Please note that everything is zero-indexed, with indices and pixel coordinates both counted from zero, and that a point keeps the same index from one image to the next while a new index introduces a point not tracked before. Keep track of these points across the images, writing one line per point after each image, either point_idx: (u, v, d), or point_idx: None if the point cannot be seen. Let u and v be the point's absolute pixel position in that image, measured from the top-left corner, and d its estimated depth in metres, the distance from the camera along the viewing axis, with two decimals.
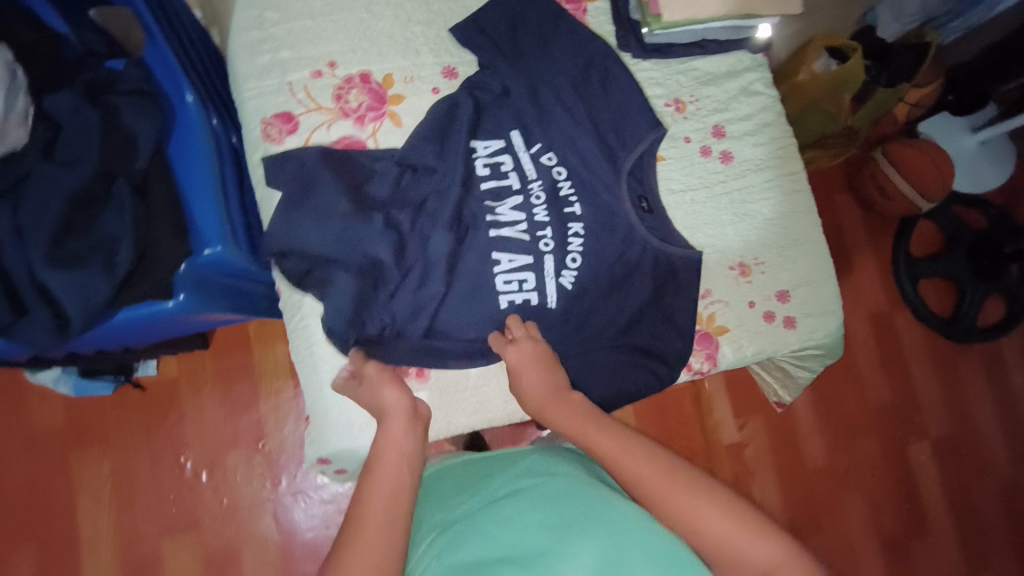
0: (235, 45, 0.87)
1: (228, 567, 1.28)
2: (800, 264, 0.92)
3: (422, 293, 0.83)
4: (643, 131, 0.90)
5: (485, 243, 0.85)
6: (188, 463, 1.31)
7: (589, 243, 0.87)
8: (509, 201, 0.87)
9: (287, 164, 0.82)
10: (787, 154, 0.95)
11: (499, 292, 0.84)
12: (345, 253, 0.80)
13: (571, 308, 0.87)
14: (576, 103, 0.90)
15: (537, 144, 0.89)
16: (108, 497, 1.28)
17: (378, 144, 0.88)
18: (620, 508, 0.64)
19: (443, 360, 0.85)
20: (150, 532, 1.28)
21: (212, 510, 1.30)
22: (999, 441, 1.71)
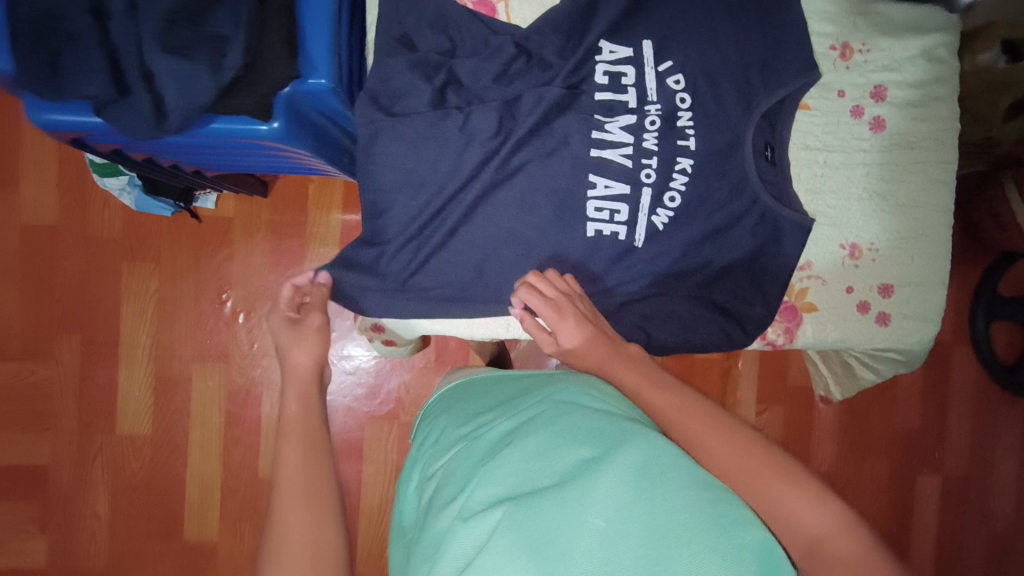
0: None
1: (248, 403, 1.35)
2: (918, 261, 0.84)
3: (510, 190, 0.77)
4: (790, 75, 0.79)
5: (585, 162, 0.76)
6: (228, 299, 1.34)
7: (695, 184, 0.78)
8: (620, 119, 0.77)
9: (390, 25, 0.75)
10: (939, 144, 0.83)
11: (588, 219, 0.77)
12: (421, 149, 0.75)
13: (657, 252, 0.80)
14: (727, 23, 0.79)
15: (667, 62, 0.77)
16: (151, 311, 1.33)
17: (508, 14, 0.78)
18: (658, 441, 0.55)
19: (509, 267, 0.79)
20: (182, 352, 1.33)
21: (242, 348, 1.35)
22: (1012, 500, 1.66)
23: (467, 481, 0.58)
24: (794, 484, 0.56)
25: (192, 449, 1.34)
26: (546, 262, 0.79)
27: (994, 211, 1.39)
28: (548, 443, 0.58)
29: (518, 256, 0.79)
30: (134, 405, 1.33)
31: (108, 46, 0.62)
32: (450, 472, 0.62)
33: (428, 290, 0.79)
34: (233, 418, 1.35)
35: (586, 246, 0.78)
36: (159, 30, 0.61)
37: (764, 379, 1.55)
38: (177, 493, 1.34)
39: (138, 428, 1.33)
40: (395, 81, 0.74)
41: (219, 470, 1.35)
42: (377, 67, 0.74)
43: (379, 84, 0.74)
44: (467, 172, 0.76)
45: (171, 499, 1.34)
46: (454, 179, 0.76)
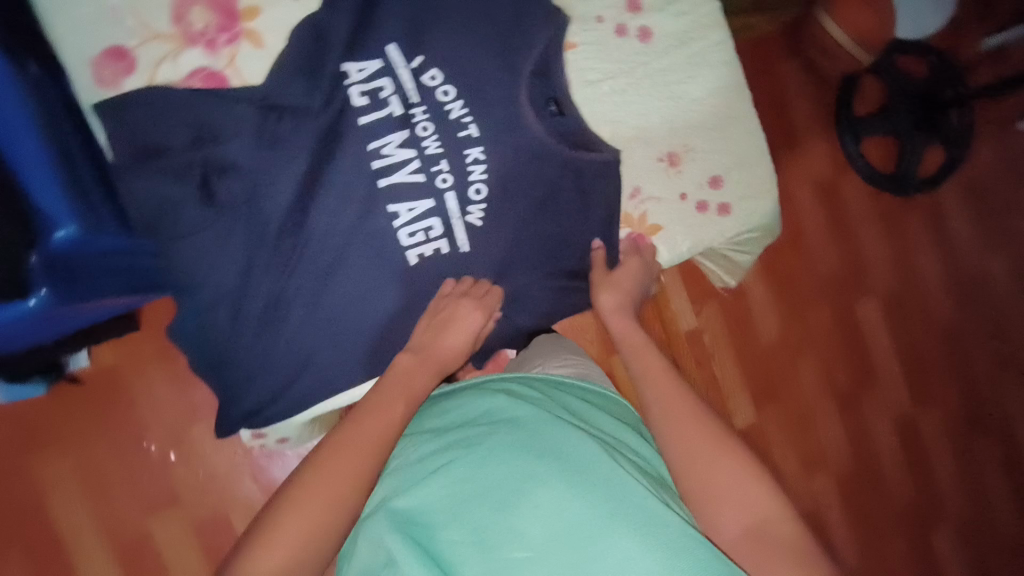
0: None
1: (221, 532, 1.27)
2: (733, 145, 0.86)
3: (320, 254, 0.73)
4: (539, 28, 0.78)
5: (378, 194, 0.73)
6: (152, 447, 1.26)
7: (495, 170, 0.77)
8: (393, 137, 0.74)
9: (128, 138, 0.70)
10: (702, 31, 0.85)
11: (406, 247, 0.75)
12: (205, 252, 0.71)
13: (487, 248, 0.78)
14: (463, 7, 0.77)
15: (418, 58, 0.75)
16: (80, 490, 1.23)
17: (241, 73, 0.72)
18: (596, 455, 0.61)
19: (359, 325, 0.75)
20: (129, 514, 1.24)
21: (189, 485, 1.27)
22: (941, 290, 1.77)
23: (413, 495, 0.60)
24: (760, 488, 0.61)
25: None
26: (385, 305, 0.76)
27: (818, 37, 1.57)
28: (494, 469, 0.60)
29: (363, 310, 0.75)
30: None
31: None
32: (389, 491, 0.62)
33: (290, 379, 0.75)
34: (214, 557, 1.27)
35: (417, 271, 0.76)
36: None
37: (689, 284, 1.58)
38: None
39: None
40: (158, 197, 0.70)
41: None
42: (129, 186, 0.70)
43: (143, 205, 0.70)
44: (263, 258, 0.72)
45: None
46: (258, 264, 0.72)
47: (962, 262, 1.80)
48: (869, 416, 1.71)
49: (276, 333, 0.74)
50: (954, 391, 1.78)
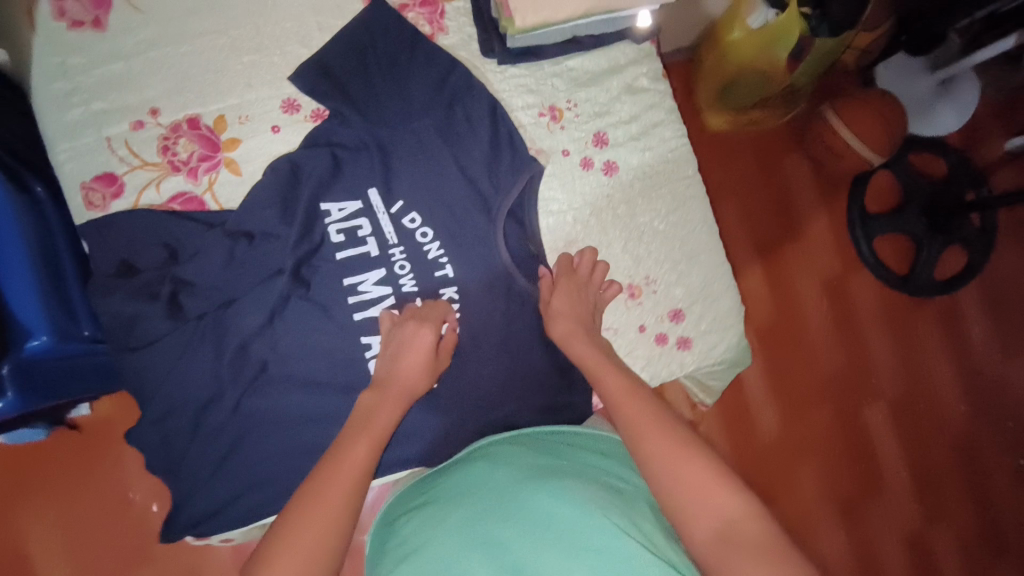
0: (40, 100, 0.75)
1: None
2: (695, 278, 0.86)
3: (289, 378, 0.76)
4: (516, 169, 0.80)
5: (349, 329, 0.76)
6: (133, 497, 1.18)
7: (466, 309, 0.79)
8: (372, 275, 0.77)
9: (106, 256, 0.75)
10: (678, 176, 0.87)
11: None
12: (178, 373, 0.74)
13: (455, 385, 0.79)
14: (440, 148, 0.79)
15: (398, 202, 0.78)
16: (62, 542, 1.15)
17: (217, 199, 0.78)
18: (573, 508, 0.58)
19: (315, 453, 0.77)
20: (105, 565, 1.16)
21: (162, 543, 1.17)
22: (958, 395, 1.59)
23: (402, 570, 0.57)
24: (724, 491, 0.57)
25: None
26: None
27: (827, 144, 1.47)
28: (466, 540, 0.57)
29: (322, 433, 0.77)
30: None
31: None
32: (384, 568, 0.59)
33: (239, 490, 0.76)
34: None
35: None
36: None
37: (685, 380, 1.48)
38: None
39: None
40: (125, 311, 0.73)
41: None
42: (99, 304, 0.73)
43: (110, 319, 0.73)
44: (236, 379, 0.75)
45: None
46: (229, 385, 0.75)
47: (983, 368, 1.62)
48: (877, 533, 1.51)
49: (238, 450, 0.76)
50: (973, 513, 1.56)
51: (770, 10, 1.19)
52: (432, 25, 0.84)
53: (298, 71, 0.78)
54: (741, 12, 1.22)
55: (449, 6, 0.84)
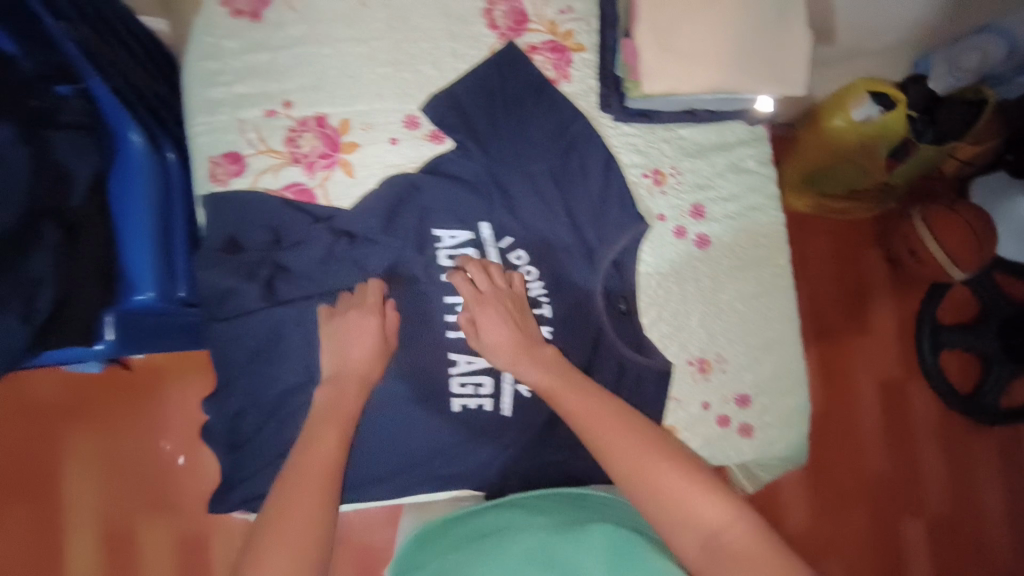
0: (189, 74, 0.80)
1: (200, 551, 1.20)
2: (767, 367, 0.85)
3: None
4: (626, 224, 0.82)
5: (442, 345, 0.82)
6: (166, 446, 1.23)
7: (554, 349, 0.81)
8: None
9: (216, 230, 0.79)
10: (769, 261, 0.87)
11: (453, 395, 0.82)
12: (267, 351, 0.79)
13: (525, 420, 0.84)
14: (552, 191, 0.83)
15: (507, 238, 0.83)
16: (95, 472, 1.20)
17: (327, 196, 0.82)
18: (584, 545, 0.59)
19: (379, 454, 0.81)
20: (127, 503, 1.20)
21: (185, 495, 1.21)
22: (1007, 532, 1.45)
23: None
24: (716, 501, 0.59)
25: None
26: (412, 439, 0.82)
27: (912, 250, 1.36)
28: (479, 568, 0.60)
29: (386, 436, 0.81)
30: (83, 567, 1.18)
31: None
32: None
33: None
34: (190, 572, 1.20)
35: (456, 424, 0.82)
36: None
37: None
38: None
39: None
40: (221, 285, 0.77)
41: None
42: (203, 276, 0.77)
43: (207, 290, 0.78)
44: (319, 370, 0.80)
45: None
46: (319, 372, 0.80)
47: None
48: None
49: (309, 438, 0.80)
50: None
51: (877, 106, 1.13)
52: (557, 71, 0.86)
53: (429, 100, 0.83)
54: (844, 103, 1.15)
55: (577, 56, 0.87)
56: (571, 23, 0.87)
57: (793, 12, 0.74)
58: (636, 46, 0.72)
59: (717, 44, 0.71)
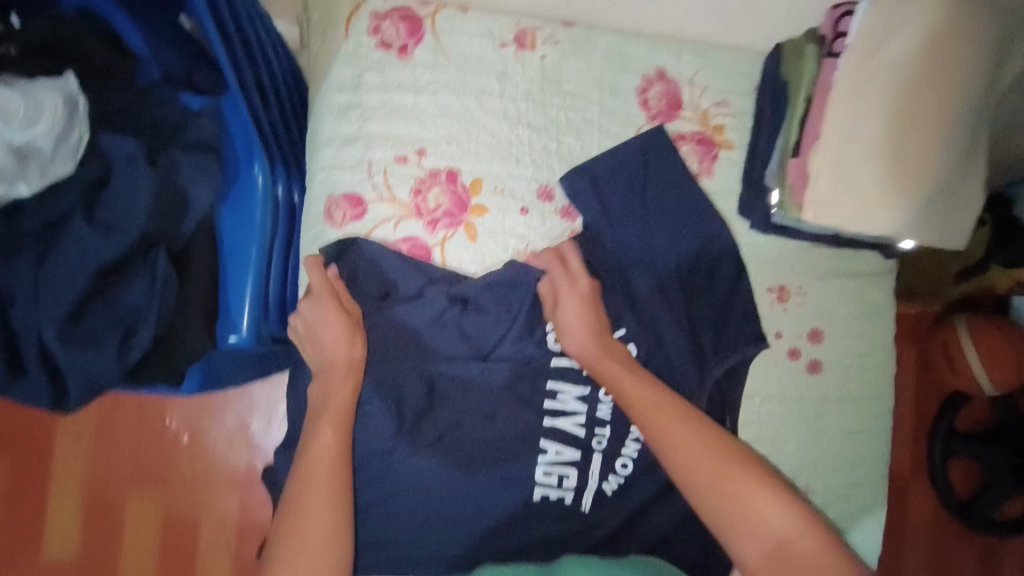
0: (324, 102, 0.75)
1: (186, 551, 1.05)
2: (853, 507, 0.83)
3: (457, 456, 0.76)
4: (744, 342, 0.79)
5: (537, 429, 0.79)
6: (170, 420, 1.06)
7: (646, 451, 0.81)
8: (575, 388, 0.80)
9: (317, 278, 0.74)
10: (873, 399, 0.85)
11: (536, 483, 0.78)
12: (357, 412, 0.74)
13: (604, 523, 0.79)
14: (675, 292, 0.79)
15: (621, 329, 0.78)
16: (89, 443, 1.05)
17: (445, 256, 0.77)
18: None
19: (456, 535, 0.76)
20: (118, 473, 1.04)
21: (185, 484, 1.06)
22: None
23: None
24: (769, 504, 0.63)
25: None
26: (490, 523, 0.77)
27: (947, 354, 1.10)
28: None
29: (465, 517, 0.76)
30: (61, 532, 1.03)
31: (9, 331, 0.59)
32: None
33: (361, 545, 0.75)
34: (172, 575, 1.05)
35: (535, 516, 0.78)
36: (59, 316, 0.59)
37: None
38: None
39: (63, 554, 1.03)
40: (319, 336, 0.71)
41: None
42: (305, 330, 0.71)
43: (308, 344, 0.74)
44: (407, 440, 0.75)
45: None
46: (404, 442, 0.74)
47: None
48: None
49: (384, 507, 0.75)
50: None
51: None
52: (701, 165, 0.82)
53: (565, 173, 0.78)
54: None
55: (723, 153, 0.82)
56: (724, 117, 0.82)
57: (971, 173, 0.72)
58: (809, 171, 0.71)
59: (901, 189, 0.68)
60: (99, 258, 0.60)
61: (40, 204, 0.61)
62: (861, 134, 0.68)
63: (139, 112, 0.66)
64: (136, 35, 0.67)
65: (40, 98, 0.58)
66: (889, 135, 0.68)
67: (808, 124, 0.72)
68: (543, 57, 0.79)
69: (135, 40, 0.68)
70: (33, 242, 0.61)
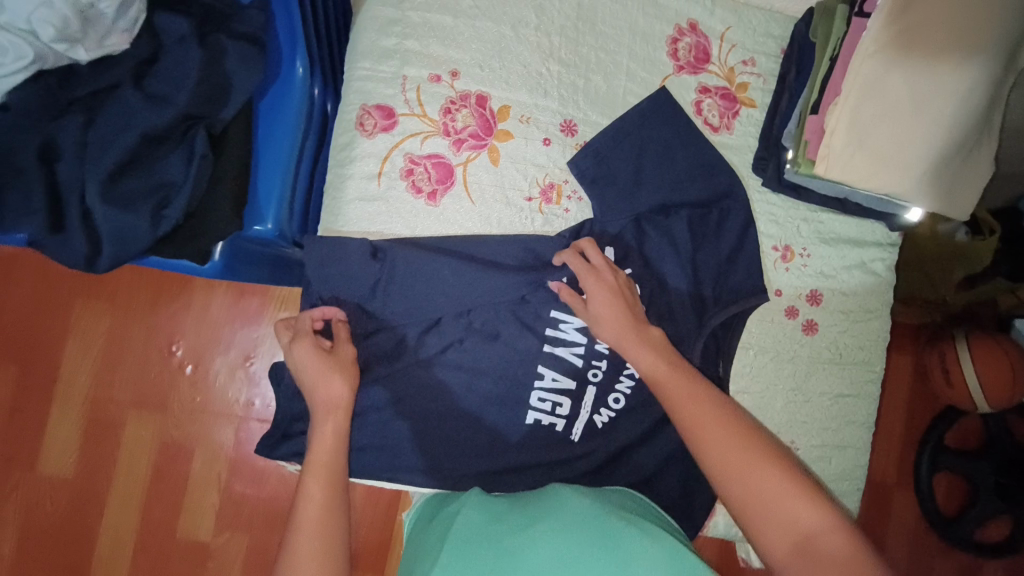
0: (366, 17, 0.78)
1: (179, 461, 1.08)
2: (834, 466, 0.86)
3: (458, 370, 0.79)
4: (744, 292, 0.82)
5: (535, 355, 0.80)
6: (176, 349, 1.09)
7: (639, 389, 0.83)
8: (577, 320, 0.81)
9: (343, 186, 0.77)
10: (866, 366, 0.87)
11: (529, 406, 0.80)
12: (364, 313, 0.76)
13: (592, 452, 0.81)
14: (683, 239, 0.81)
15: (627, 268, 0.79)
16: (97, 354, 1.08)
17: (465, 176, 0.79)
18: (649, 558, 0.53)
19: (447, 447, 0.79)
20: (121, 394, 1.07)
21: (186, 403, 1.08)
22: None
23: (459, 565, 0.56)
24: (796, 492, 0.56)
25: (110, 512, 1.07)
26: (481, 439, 0.80)
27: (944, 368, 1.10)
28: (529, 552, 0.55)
29: (460, 430, 0.79)
30: (59, 446, 1.06)
31: (51, 184, 0.63)
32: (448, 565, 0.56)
33: (358, 445, 0.78)
34: (162, 480, 1.08)
35: (526, 436, 0.80)
36: (103, 177, 0.62)
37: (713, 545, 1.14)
38: (89, 547, 1.06)
39: (58, 470, 1.06)
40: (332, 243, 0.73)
41: (128, 560, 1.07)
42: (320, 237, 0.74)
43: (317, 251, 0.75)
44: (410, 348, 0.78)
45: (79, 555, 1.06)
46: (410, 349, 0.78)
47: None
48: None
49: (383, 411, 0.78)
50: None
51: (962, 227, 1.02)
52: (722, 119, 0.84)
53: (590, 112, 0.82)
54: None
55: (745, 110, 0.85)
56: (749, 75, 0.85)
57: (979, 147, 0.74)
58: (825, 128, 0.72)
59: (911, 150, 0.71)
60: (144, 127, 0.64)
61: (95, 73, 0.65)
62: (882, 94, 0.70)
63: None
64: None
65: None
66: (907, 96, 0.70)
67: (831, 80, 0.74)
68: None
69: None
70: (83, 106, 0.65)
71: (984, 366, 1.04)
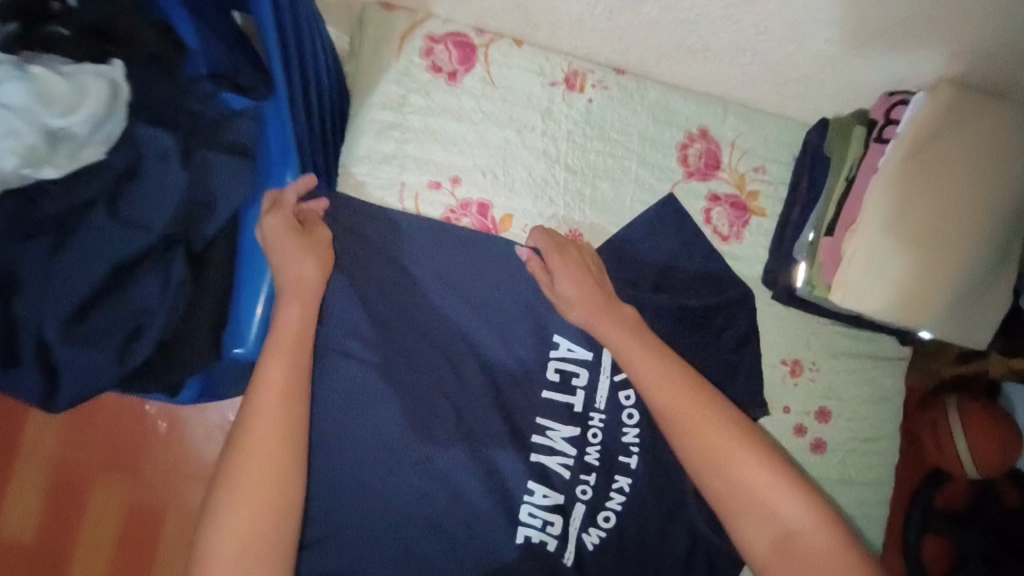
0: (364, 118, 0.74)
1: (144, 537, 0.98)
2: None
3: None
4: (742, 404, 0.79)
5: (525, 468, 0.74)
6: (149, 407, 1.00)
7: (650, 521, 0.76)
8: (566, 429, 0.76)
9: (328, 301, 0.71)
10: (875, 487, 0.84)
11: (518, 522, 0.72)
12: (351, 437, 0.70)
13: None
14: (685, 355, 0.78)
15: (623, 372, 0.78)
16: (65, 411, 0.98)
17: (464, 288, 0.75)
18: None
19: None
20: (90, 455, 0.98)
21: (160, 464, 1.00)
22: None
23: None
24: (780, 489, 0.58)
25: None
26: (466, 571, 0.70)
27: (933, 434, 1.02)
28: None
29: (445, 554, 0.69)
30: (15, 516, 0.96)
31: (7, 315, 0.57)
32: None
33: None
34: (127, 550, 0.98)
35: None
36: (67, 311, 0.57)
37: None
38: None
39: None
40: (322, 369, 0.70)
41: None
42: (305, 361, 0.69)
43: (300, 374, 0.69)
44: None
45: None
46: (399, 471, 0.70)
47: None
48: None
49: None
50: None
51: None
52: (731, 229, 0.81)
53: (597, 221, 0.78)
54: None
55: (755, 220, 0.82)
56: (760, 183, 0.82)
57: (1002, 271, 0.71)
58: (842, 252, 0.70)
59: (931, 284, 0.68)
60: (116, 255, 0.59)
61: (66, 191, 0.58)
62: (902, 225, 0.68)
63: (179, 106, 0.64)
64: (190, 30, 0.65)
65: (82, 83, 0.57)
66: (928, 231, 0.68)
67: (848, 204, 0.72)
68: (590, 100, 0.78)
69: (187, 34, 0.66)
70: (53, 227, 0.58)
71: (975, 435, 0.96)
